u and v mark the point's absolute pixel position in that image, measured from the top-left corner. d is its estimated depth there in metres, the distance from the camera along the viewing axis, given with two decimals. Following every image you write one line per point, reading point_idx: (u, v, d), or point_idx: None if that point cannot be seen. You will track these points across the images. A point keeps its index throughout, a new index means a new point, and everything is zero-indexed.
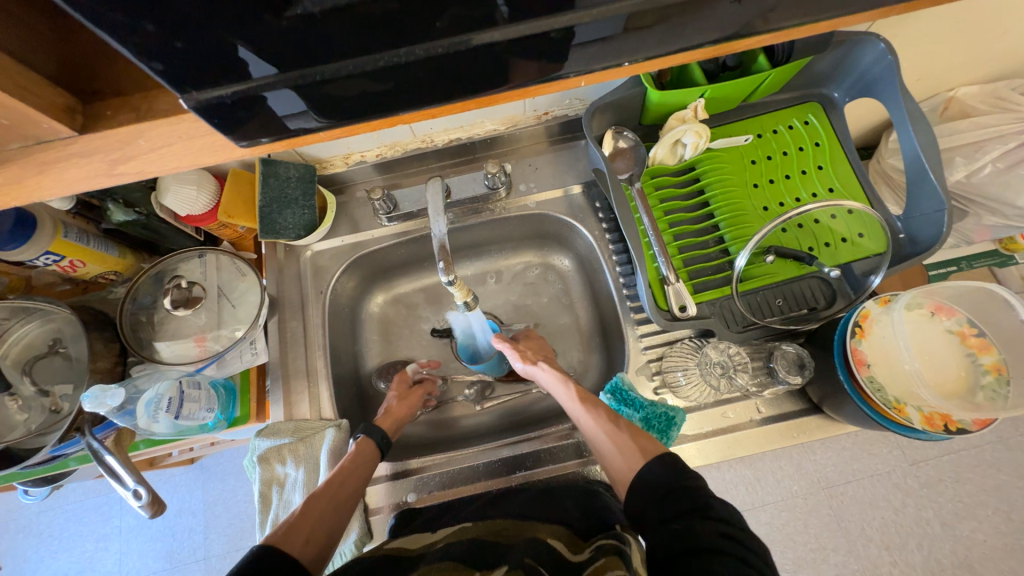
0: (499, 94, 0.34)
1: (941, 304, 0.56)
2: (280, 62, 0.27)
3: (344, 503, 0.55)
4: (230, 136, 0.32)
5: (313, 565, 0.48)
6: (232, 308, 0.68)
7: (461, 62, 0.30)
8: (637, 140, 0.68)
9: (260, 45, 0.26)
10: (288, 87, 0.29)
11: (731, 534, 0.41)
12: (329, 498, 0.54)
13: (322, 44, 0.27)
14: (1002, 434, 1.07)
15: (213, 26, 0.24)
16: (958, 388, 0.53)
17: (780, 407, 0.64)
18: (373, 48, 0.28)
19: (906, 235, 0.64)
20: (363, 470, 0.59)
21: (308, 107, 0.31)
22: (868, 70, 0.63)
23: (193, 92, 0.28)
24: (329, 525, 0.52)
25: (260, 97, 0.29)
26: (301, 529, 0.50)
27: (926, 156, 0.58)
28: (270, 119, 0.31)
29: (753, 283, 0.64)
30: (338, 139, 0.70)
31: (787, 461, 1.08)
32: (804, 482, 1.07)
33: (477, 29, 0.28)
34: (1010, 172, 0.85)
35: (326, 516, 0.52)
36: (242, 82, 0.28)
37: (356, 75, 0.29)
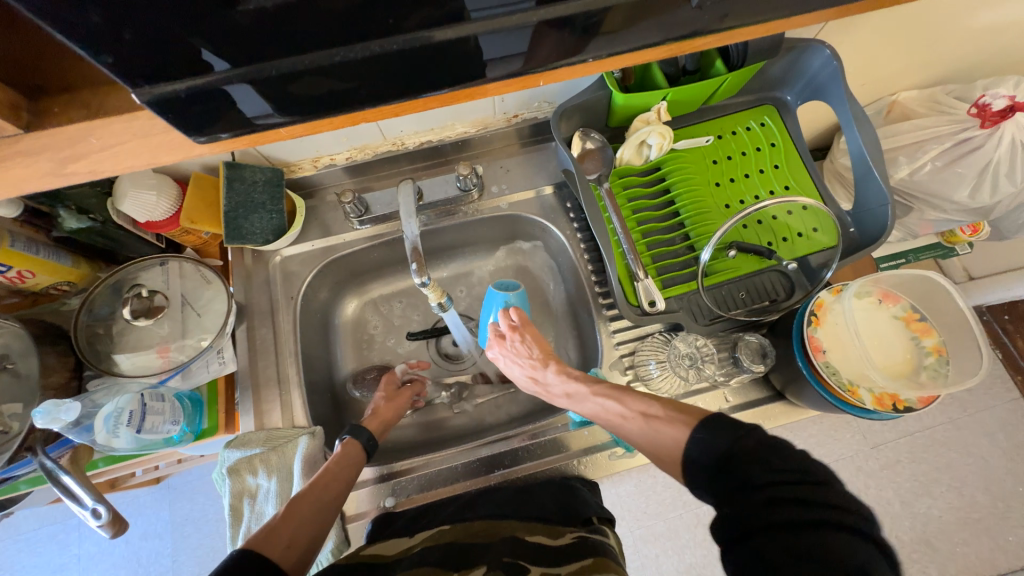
0: (463, 92, 0.35)
1: (887, 291, 0.59)
2: (237, 55, 0.27)
3: (328, 505, 0.54)
4: (187, 131, 0.31)
5: (295, 568, 0.47)
6: (198, 316, 0.65)
7: (423, 59, 0.30)
8: (604, 142, 0.70)
9: (214, 36, 0.26)
10: (244, 81, 0.29)
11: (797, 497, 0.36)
12: (313, 499, 0.53)
13: (279, 38, 0.27)
14: (952, 415, 1.14)
15: (165, 20, 0.24)
16: (905, 369, 0.57)
17: (746, 395, 0.66)
18: (333, 43, 0.28)
19: (856, 229, 0.68)
20: (348, 471, 0.58)
21: (265, 103, 0.31)
22: (816, 75, 0.67)
23: (146, 85, 0.27)
24: (313, 527, 0.51)
25: (221, 91, 0.29)
26: (283, 531, 0.48)
27: (869, 155, 0.62)
28: (229, 115, 0.31)
29: (718, 277, 0.66)
30: (306, 141, 0.69)
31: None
32: None
33: (439, 26, 0.29)
34: (950, 169, 0.89)
35: (308, 520, 0.51)
36: (196, 75, 0.28)
37: (316, 70, 0.29)
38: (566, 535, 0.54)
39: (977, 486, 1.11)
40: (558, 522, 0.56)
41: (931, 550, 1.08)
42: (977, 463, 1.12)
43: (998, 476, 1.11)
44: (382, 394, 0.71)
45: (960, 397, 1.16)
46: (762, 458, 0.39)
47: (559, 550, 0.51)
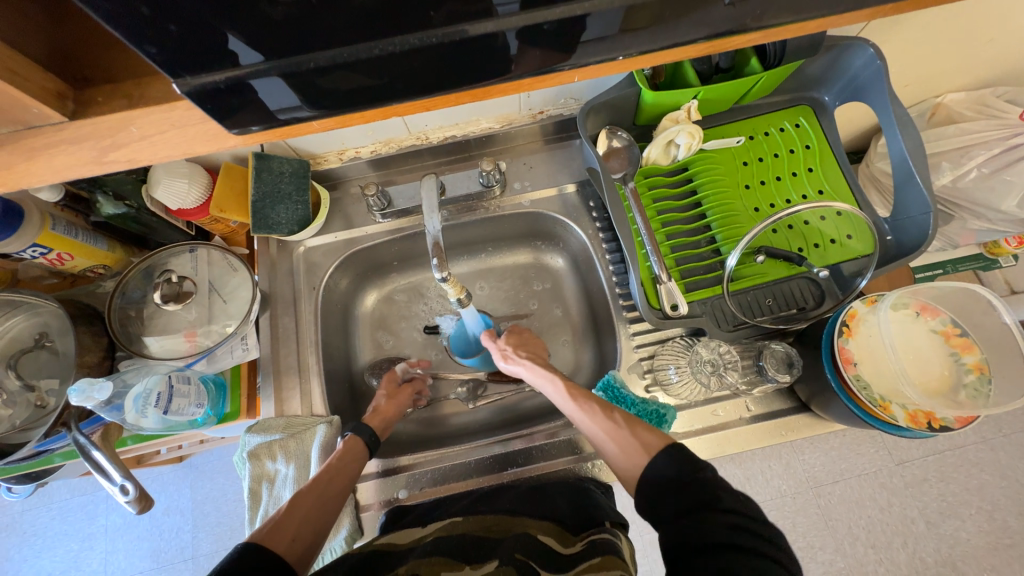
0: (494, 87, 0.34)
1: (926, 304, 0.56)
2: (276, 48, 0.27)
3: (332, 500, 0.55)
4: (222, 122, 0.31)
5: (299, 563, 0.47)
6: (224, 303, 0.67)
7: (457, 54, 0.30)
8: (631, 141, 0.68)
9: (252, 27, 0.26)
10: (279, 75, 0.29)
11: (743, 525, 0.40)
12: (315, 496, 0.54)
13: (315, 32, 0.27)
14: (986, 435, 1.09)
15: (207, 13, 0.24)
16: (942, 386, 0.54)
17: (768, 406, 0.64)
18: (367, 37, 0.28)
19: (893, 237, 0.65)
20: (352, 467, 0.59)
21: (298, 96, 0.31)
22: (857, 75, 0.64)
23: (186, 76, 0.28)
24: (317, 520, 0.52)
25: (250, 85, 0.29)
26: (288, 524, 0.49)
27: (912, 160, 0.60)
28: (262, 107, 0.31)
29: (744, 283, 0.65)
30: (333, 134, 0.70)
31: (776, 461, 1.09)
32: (793, 482, 1.08)
33: (473, 19, 0.28)
34: (996, 177, 0.86)
35: (314, 514, 0.52)
36: (233, 69, 0.28)
37: (348, 65, 0.29)
38: (577, 541, 0.53)
39: (1011, 510, 1.05)
40: (570, 524, 0.56)
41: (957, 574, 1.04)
42: (1011, 486, 1.07)
43: None
44: (383, 394, 0.71)
45: (996, 416, 1.11)
46: (719, 489, 0.43)
47: (568, 554, 0.50)
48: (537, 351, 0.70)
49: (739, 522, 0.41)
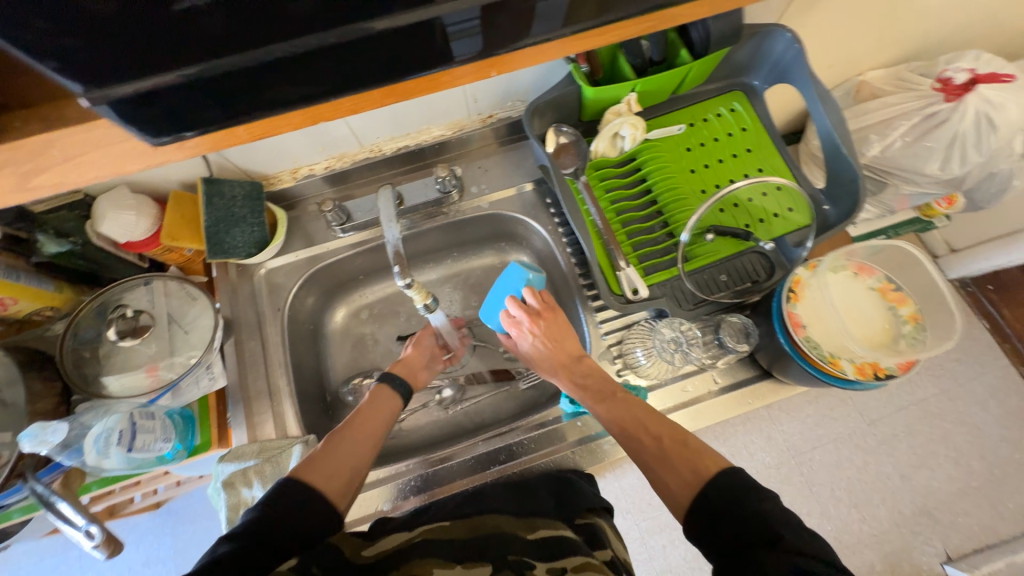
0: (404, 83, 0.36)
1: (862, 264, 0.60)
2: (195, 55, 0.28)
3: (367, 442, 0.60)
4: (151, 126, 0.32)
5: (339, 497, 0.54)
6: (185, 334, 0.66)
7: (383, 45, 0.31)
8: (577, 135, 0.70)
9: (168, 36, 0.26)
10: (186, 82, 0.29)
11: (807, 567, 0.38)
12: (350, 437, 0.59)
13: (219, 37, 0.27)
14: (943, 386, 1.23)
15: (103, 24, 0.24)
16: (884, 339, 0.57)
17: (734, 376, 0.67)
18: (272, 40, 0.29)
19: (829, 206, 0.69)
20: (387, 406, 0.64)
21: (216, 102, 0.32)
22: (781, 58, 0.69)
23: (96, 90, 0.28)
24: (355, 458, 0.58)
25: (166, 92, 0.30)
26: (326, 462, 0.55)
27: (836, 132, 0.64)
28: (190, 111, 0.32)
29: (699, 262, 0.68)
30: (285, 152, 0.70)
31: (759, 436, 1.16)
32: (775, 453, 1.15)
33: (370, 18, 0.29)
34: (918, 145, 0.94)
35: (351, 457, 0.57)
36: (151, 76, 0.28)
37: (260, 67, 0.30)
38: (566, 528, 0.55)
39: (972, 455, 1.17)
40: (558, 513, 0.58)
41: (932, 520, 1.13)
42: (971, 432, 1.20)
43: (991, 444, 1.18)
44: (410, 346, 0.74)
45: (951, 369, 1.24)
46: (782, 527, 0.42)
47: (562, 539, 0.53)
48: (559, 335, 0.66)
49: (807, 564, 0.38)
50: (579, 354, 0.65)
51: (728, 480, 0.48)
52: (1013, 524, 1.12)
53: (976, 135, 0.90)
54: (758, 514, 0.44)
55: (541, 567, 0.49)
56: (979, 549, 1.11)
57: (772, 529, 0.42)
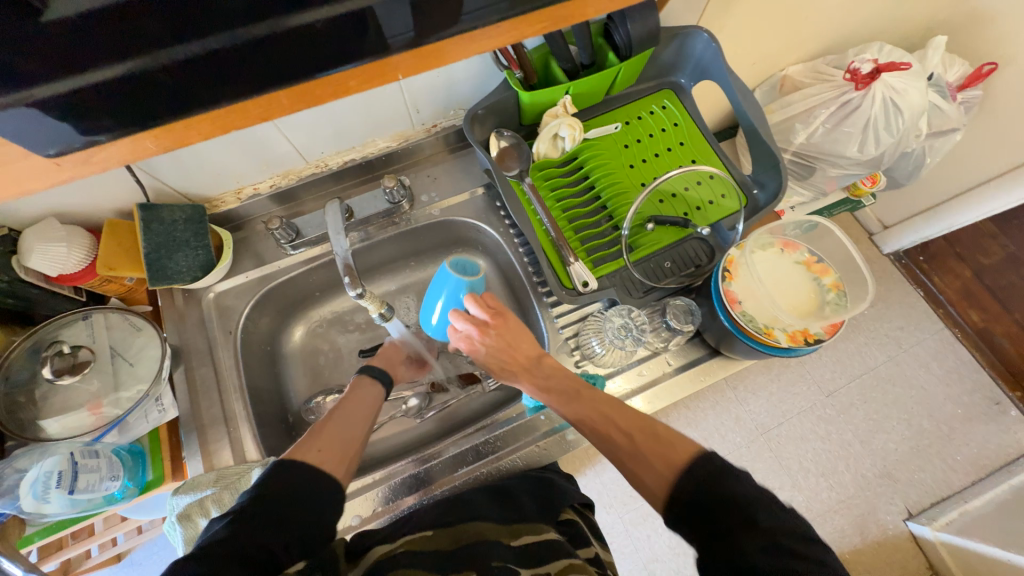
0: (309, 88, 0.36)
1: (787, 240, 0.65)
2: (82, 60, 0.28)
3: (354, 420, 0.58)
4: (68, 128, 0.31)
5: (337, 468, 0.52)
6: (131, 367, 0.64)
7: (275, 51, 0.32)
8: (518, 139, 0.73)
9: (65, 30, 0.26)
10: (71, 92, 0.29)
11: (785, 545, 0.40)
12: (336, 417, 0.58)
13: (98, 45, 0.28)
14: (890, 353, 1.42)
15: None
16: (812, 307, 0.61)
17: (686, 356, 0.70)
18: (154, 48, 0.29)
19: (757, 191, 0.74)
20: (364, 402, 0.62)
21: (111, 112, 0.32)
22: (701, 57, 0.74)
23: None
24: (346, 440, 0.55)
25: (55, 104, 0.29)
26: (315, 443, 0.53)
27: (756, 122, 0.69)
28: (91, 117, 0.31)
29: (643, 251, 0.71)
30: (226, 173, 0.69)
31: (729, 418, 1.34)
32: (745, 432, 1.34)
33: (251, 23, 0.30)
34: (838, 130, 1.03)
35: (340, 434, 0.55)
36: (52, 80, 0.28)
37: (148, 74, 0.30)
38: (547, 530, 0.57)
39: (919, 416, 1.36)
40: (538, 516, 0.60)
41: (892, 480, 1.32)
42: (918, 395, 1.38)
43: (935, 403, 1.38)
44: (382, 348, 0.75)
45: (893, 341, 1.43)
46: (758, 502, 0.43)
47: (546, 542, 0.54)
48: (513, 342, 0.65)
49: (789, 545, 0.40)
50: (536, 355, 0.65)
51: (701, 468, 0.47)
52: (962, 474, 1.31)
53: (885, 118, 0.99)
54: (731, 500, 0.44)
55: (525, 572, 0.49)
56: (936, 503, 1.29)
57: (744, 513, 0.42)
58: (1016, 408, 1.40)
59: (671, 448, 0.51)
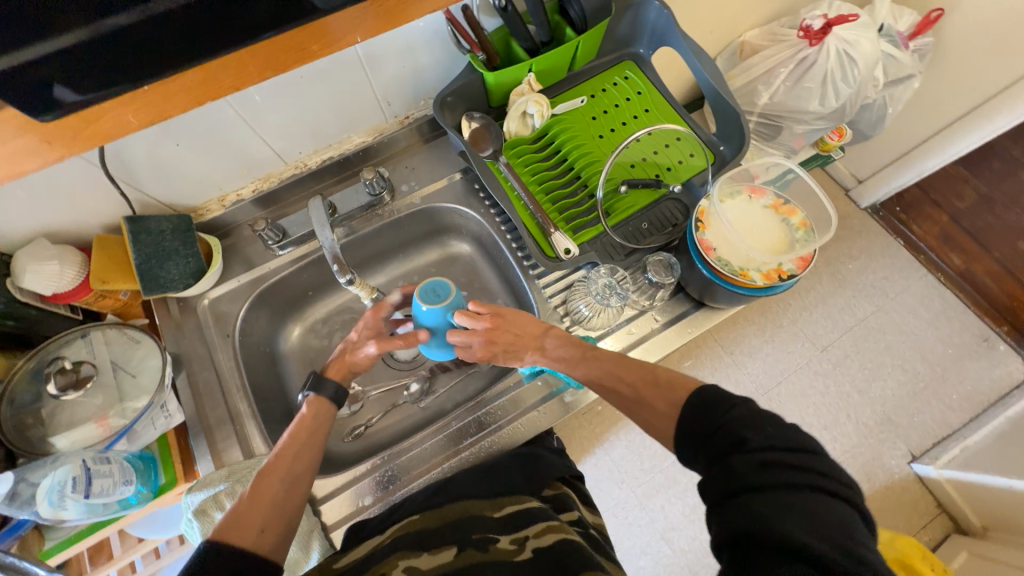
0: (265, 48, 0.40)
1: (754, 186, 0.67)
2: None
3: (298, 476, 0.56)
4: None
5: (274, 546, 0.51)
6: (133, 378, 0.65)
7: None
8: (487, 119, 0.75)
9: None
10: None
11: (772, 461, 0.43)
12: (283, 473, 0.55)
13: None
14: (878, 304, 1.47)
15: None
16: (783, 246, 0.64)
17: (672, 311, 0.73)
18: None
19: (723, 146, 0.77)
20: (308, 455, 0.58)
21: None
22: (656, 24, 0.77)
23: None
24: (282, 508, 0.53)
25: None
26: (252, 517, 0.51)
27: (713, 79, 0.72)
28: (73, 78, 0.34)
29: (620, 215, 0.74)
30: (207, 181, 0.71)
31: (728, 382, 1.40)
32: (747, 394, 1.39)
33: None
34: (799, 87, 1.06)
35: (279, 499, 0.53)
36: None
37: None
38: (530, 499, 0.63)
39: (914, 360, 1.41)
40: (527, 487, 0.66)
41: (894, 425, 1.36)
42: (910, 339, 1.43)
43: (926, 345, 1.42)
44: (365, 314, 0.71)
45: (877, 293, 1.48)
46: (744, 429, 0.46)
47: (528, 510, 0.60)
48: (518, 329, 0.65)
49: (771, 458, 0.43)
50: (545, 331, 0.65)
51: (699, 398, 0.52)
52: (959, 412, 1.35)
53: (841, 70, 1.02)
54: (727, 425, 0.47)
55: (504, 538, 0.56)
56: (938, 442, 1.33)
57: (736, 434, 0.46)
58: (1005, 342, 1.44)
59: (671, 392, 0.55)
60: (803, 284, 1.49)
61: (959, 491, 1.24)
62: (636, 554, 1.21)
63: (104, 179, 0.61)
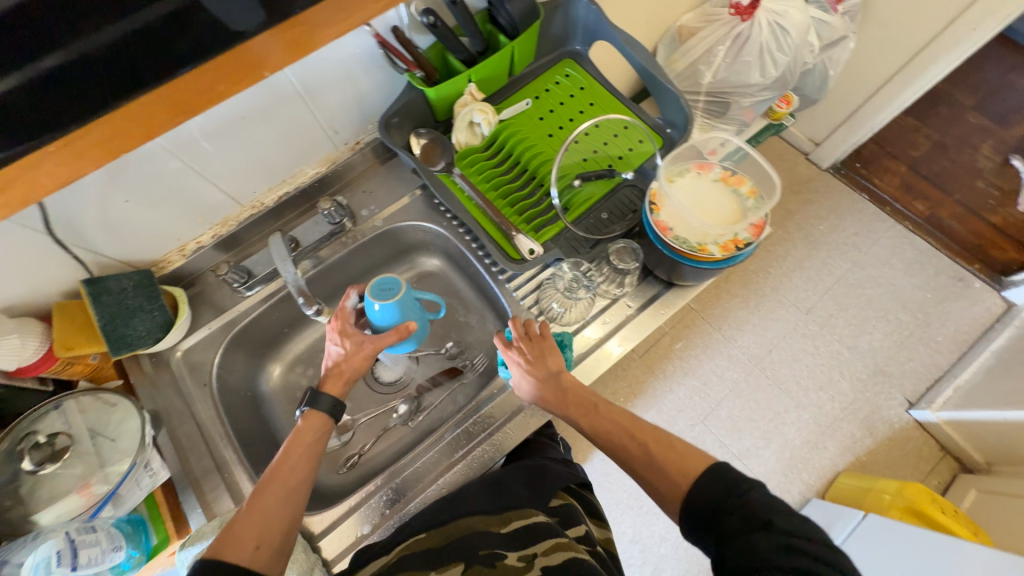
0: (203, 84, 0.44)
1: (700, 162, 0.68)
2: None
3: (296, 488, 0.55)
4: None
5: (271, 561, 0.50)
6: (112, 442, 0.63)
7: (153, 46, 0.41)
8: (434, 133, 0.76)
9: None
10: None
11: (795, 545, 0.43)
12: (280, 486, 0.55)
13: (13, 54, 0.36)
14: (853, 260, 1.50)
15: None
16: (736, 216, 0.65)
17: (644, 295, 0.74)
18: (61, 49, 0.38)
19: (670, 128, 0.79)
20: (301, 465, 0.57)
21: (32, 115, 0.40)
22: (587, 20, 0.79)
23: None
24: (278, 517, 0.53)
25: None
26: (249, 533, 0.51)
27: (648, 66, 0.74)
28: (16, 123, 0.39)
29: (578, 209, 0.75)
30: (163, 233, 0.70)
31: (721, 358, 1.41)
32: (741, 367, 1.40)
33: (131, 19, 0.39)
34: (738, 62, 1.09)
35: (275, 512, 0.53)
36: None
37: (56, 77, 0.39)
38: (536, 513, 0.63)
39: (895, 310, 1.44)
40: (532, 500, 0.66)
41: (887, 376, 1.38)
42: (890, 290, 1.46)
43: (905, 294, 1.45)
44: (342, 341, 0.65)
45: (851, 250, 1.51)
46: (771, 512, 0.46)
47: (534, 525, 0.60)
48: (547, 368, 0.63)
49: (793, 543, 0.43)
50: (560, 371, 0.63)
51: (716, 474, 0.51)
52: (947, 354, 1.37)
53: (775, 41, 1.06)
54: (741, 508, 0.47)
55: (512, 554, 0.56)
56: (931, 386, 1.35)
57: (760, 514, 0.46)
58: (979, 280, 1.47)
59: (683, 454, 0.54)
60: (779, 251, 1.52)
61: (959, 431, 1.26)
62: (656, 543, 1.20)
63: (54, 246, 0.61)
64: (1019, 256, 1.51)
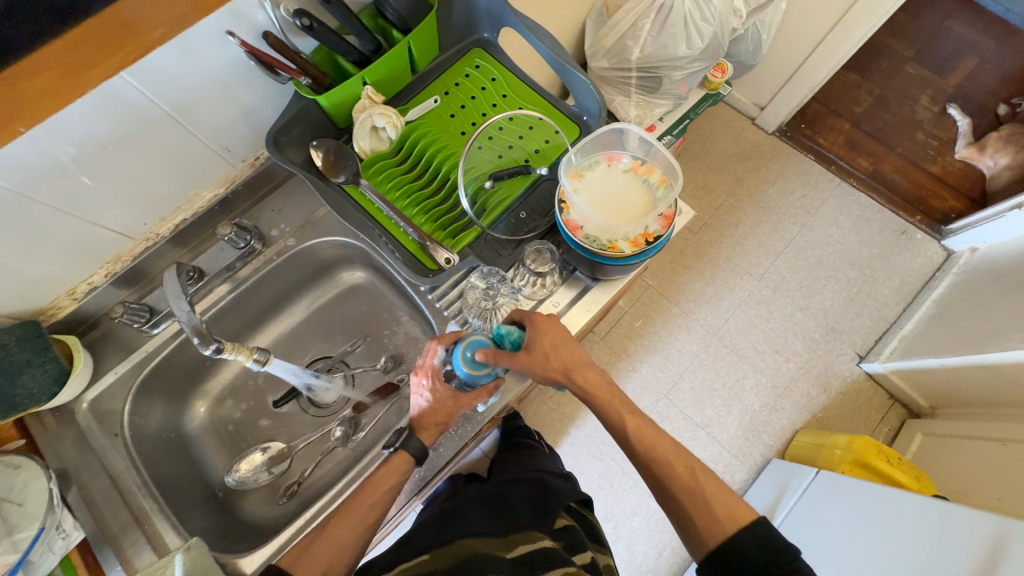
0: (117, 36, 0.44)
1: (609, 153, 0.66)
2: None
3: (367, 524, 0.58)
4: None
5: None
6: (18, 506, 0.59)
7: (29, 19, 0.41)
8: (330, 143, 0.70)
9: None
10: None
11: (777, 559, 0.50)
12: (357, 516, 0.58)
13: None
14: (801, 223, 1.51)
15: None
16: (647, 208, 0.63)
17: (571, 292, 0.73)
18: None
19: (586, 115, 0.76)
20: (381, 496, 0.60)
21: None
22: (489, 7, 0.73)
23: None
24: (348, 549, 0.56)
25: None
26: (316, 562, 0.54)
27: (555, 53, 0.70)
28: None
29: (495, 211, 0.71)
30: (42, 279, 0.65)
31: (681, 332, 1.43)
32: (700, 339, 1.42)
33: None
34: (664, 34, 1.06)
35: (346, 544, 0.56)
36: None
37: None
38: (541, 537, 0.59)
39: (843, 268, 1.47)
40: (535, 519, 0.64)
41: (838, 333, 1.41)
42: (838, 248, 1.49)
43: (852, 251, 1.48)
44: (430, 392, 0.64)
45: (799, 212, 1.53)
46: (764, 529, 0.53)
47: (539, 549, 0.57)
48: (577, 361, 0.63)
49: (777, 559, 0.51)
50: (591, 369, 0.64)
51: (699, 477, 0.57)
52: (893, 307, 1.42)
53: (698, 10, 1.03)
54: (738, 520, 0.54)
55: None
56: (880, 338, 1.40)
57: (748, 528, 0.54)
58: (921, 231, 1.51)
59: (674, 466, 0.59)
60: (730, 220, 1.53)
61: (906, 380, 1.31)
62: (627, 518, 1.23)
63: None
64: (956, 204, 1.55)
